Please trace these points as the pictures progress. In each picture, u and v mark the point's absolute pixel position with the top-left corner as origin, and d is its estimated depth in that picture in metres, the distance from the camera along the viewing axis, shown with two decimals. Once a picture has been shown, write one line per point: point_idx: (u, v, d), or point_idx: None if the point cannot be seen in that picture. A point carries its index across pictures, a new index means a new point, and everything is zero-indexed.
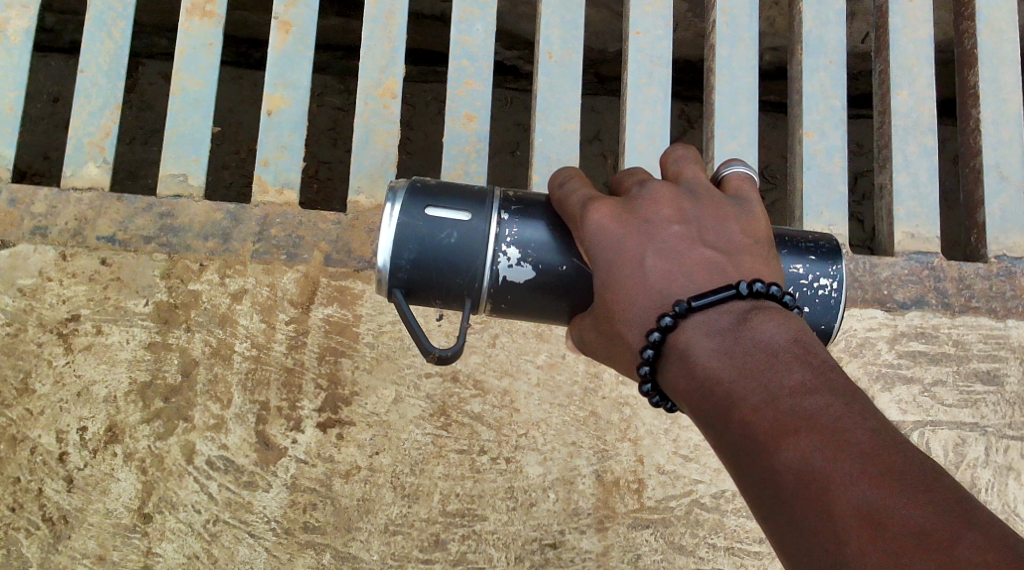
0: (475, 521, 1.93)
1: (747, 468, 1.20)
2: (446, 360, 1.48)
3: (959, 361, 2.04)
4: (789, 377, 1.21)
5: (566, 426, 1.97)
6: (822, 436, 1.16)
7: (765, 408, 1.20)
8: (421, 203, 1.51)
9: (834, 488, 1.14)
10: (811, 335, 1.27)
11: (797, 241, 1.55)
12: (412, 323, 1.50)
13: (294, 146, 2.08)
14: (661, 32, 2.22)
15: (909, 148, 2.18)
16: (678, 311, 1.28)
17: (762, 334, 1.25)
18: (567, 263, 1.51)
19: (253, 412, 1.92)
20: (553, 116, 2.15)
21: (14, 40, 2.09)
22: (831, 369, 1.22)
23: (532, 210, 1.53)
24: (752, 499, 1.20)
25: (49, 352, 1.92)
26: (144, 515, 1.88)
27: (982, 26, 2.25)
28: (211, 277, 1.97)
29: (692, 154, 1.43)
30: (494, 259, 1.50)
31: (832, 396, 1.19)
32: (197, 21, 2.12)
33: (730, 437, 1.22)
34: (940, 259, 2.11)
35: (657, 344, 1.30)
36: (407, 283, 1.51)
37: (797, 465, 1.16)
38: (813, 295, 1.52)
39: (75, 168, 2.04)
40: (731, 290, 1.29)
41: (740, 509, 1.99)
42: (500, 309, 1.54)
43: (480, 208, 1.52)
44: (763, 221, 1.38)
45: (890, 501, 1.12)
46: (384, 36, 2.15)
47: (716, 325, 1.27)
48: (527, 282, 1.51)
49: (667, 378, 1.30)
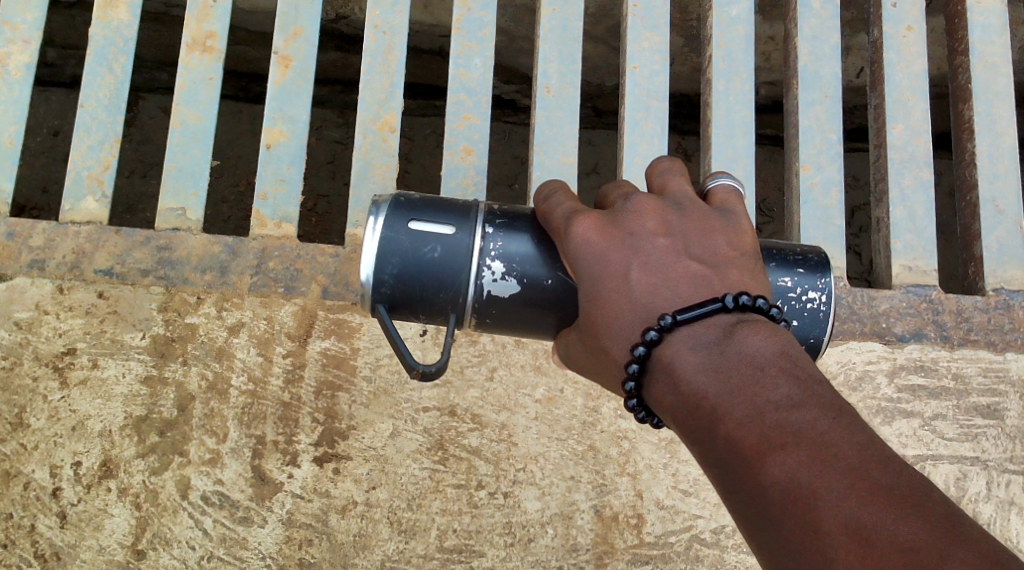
0: (473, 557, 1.91)
1: (734, 485, 1.19)
2: (430, 376, 1.48)
3: (959, 395, 2.03)
4: (775, 391, 1.20)
5: (564, 460, 1.96)
6: (810, 451, 1.15)
7: (752, 422, 1.19)
8: (404, 217, 1.50)
9: (822, 504, 1.13)
10: (798, 348, 1.27)
11: (786, 254, 1.55)
12: (395, 339, 1.49)
13: (292, 180, 2.08)
14: (657, 67, 2.22)
15: (905, 181, 2.18)
16: (663, 325, 1.28)
17: (748, 348, 1.25)
18: (552, 276, 1.51)
19: (249, 446, 1.91)
20: (551, 149, 2.15)
21: (14, 75, 2.10)
22: (819, 383, 1.22)
23: (517, 223, 1.53)
24: (740, 516, 1.19)
25: (44, 386, 1.91)
26: (137, 551, 1.87)
27: (976, 60, 2.26)
28: (208, 310, 1.96)
29: (678, 167, 1.43)
30: (478, 273, 1.50)
31: (818, 410, 1.18)
32: (197, 56, 2.13)
33: (716, 452, 1.21)
34: (938, 292, 2.10)
35: (642, 359, 1.29)
36: (390, 299, 1.50)
37: (783, 480, 1.15)
38: (802, 309, 1.51)
39: (74, 202, 2.04)
40: (717, 303, 1.28)
41: (740, 544, 1.97)
42: (486, 324, 1.54)
43: (465, 222, 1.52)
44: (749, 234, 1.38)
45: (879, 517, 1.11)
46: (383, 71, 2.16)
47: (702, 340, 1.27)
48: (513, 296, 1.51)
49: (653, 394, 1.30)
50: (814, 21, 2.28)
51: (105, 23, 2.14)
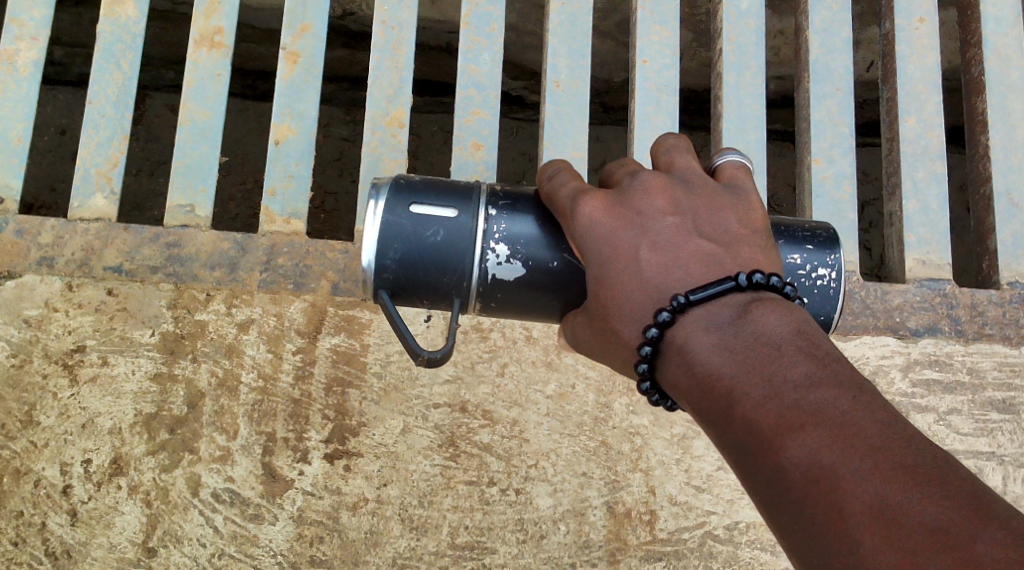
0: (485, 554, 1.90)
1: (753, 467, 1.18)
2: (434, 362, 1.47)
3: (974, 389, 2.02)
4: (792, 371, 1.19)
5: (577, 457, 1.95)
6: (829, 430, 1.14)
7: (769, 403, 1.18)
8: (405, 200, 1.49)
9: (844, 484, 1.12)
10: (814, 326, 1.25)
11: (795, 231, 1.53)
12: (399, 324, 1.48)
13: (302, 176, 2.07)
14: (667, 61, 2.21)
15: (918, 175, 2.17)
16: (676, 305, 1.27)
17: (763, 328, 1.23)
18: (557, 258, 1.50)
19: (259, 443, 1.90)
20: (561, 144, 2.14)
21: (22, 72, 2.09)
22: (837, 361, 1.20)
23: (520, 204, 1.51)
24: (760, 498, 1.18)
25: (54, 383, 1.90)
26: (148, 549, 1.86)
27: (989, 53, 2.24)
28: (217, 307, 1.95)
29: (684, 144, 1.41)
30: (482, 256, 1.49)
31: (837, 389, 1.17)
32: (205, 52, 2.12)
33: (733, 435, 1.20)
34: (952, 286, 2.09)
35: (655, 341, 1.28)
36: (393, 284, 1.49)
37: (804, 461, 1.14)
38: (812, 286, 1.50)
39: (82, 199, 2.03)
40: (729, 282, 1.27)
41: (755, 541, 1.96)
42: (490, 308, 1.53)
43: (467, 205, 1.50)
44: (759, 211, 1.37)
45: (903, 496, 1.09)
46: (391, 66, 2.15)
47: (716, 320, 1.26)
48: (518, 279, 1.50)
49: (667, 377, 1.29)
50: (825, 14, 2.27)
51: (113, 19, 2.13)
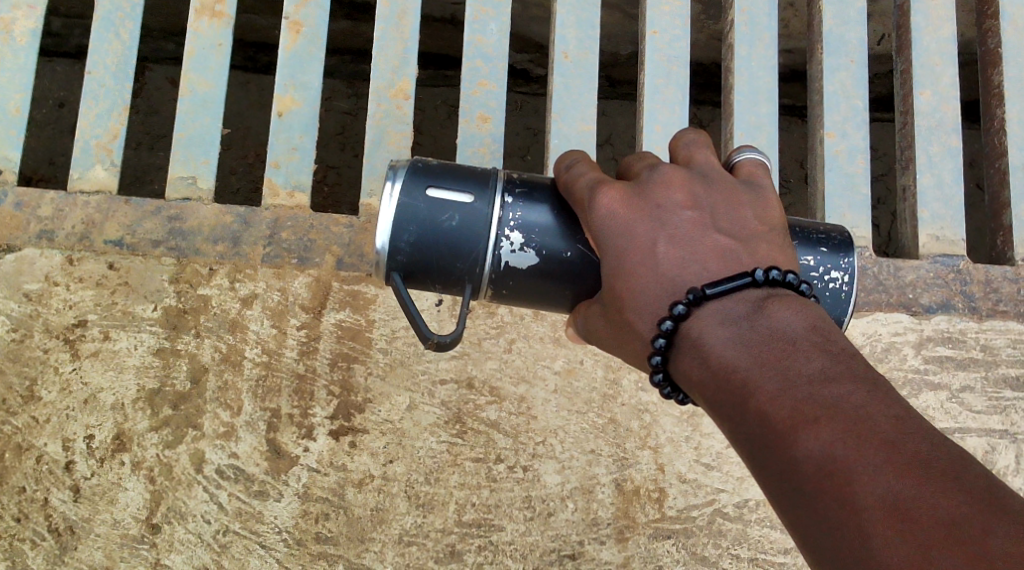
0: (492, 531, 1.88)
1: (767, 460, 1.15)
2: (444, 346, 1.45)
3: (987, 366, 2.00)
4: (807, 365, 1.16)
5: (584, 434, 1.93)
6: (843, 424, 1.11)
7: (783, 397, 1.15)
8: (422, 184, 1.46)
9: (858, 477, 1.09)
10: (829, 323, 1.23)
11: (809, 232, 1.50)
12: (410, 308, 1.45)
13: (305, 148, 2.03)
14: (678, 32, 2.17)
15: (933, 149, 2.13)
16: (691, 299, 1.24)
17: (778, 322, 1.21)
18: (571, 249, 1.47)
19: (264, 419, 1.88)
20: (570, 117, 2.10)
21: (20, 40, 2.05)
22: (852, 357, 1.18)
23: (536, 193, 1.48)
24: (772, 491, 1.15)
25: (55, 358, 1.88)
26: (152, 526, 1.84)
27: (1006, 25, 2.20)
28: (220, 282, 1.92)
29: (703, 139, 1.39)
30: (496, 243, 1.46)
31: (852, 384, 1.14)
32: (206, 22, 2.08)
33: (747, 428, 1.17)
34: (966, 262, 2.06)
35: (669, 333, 1.26)
36: (405, 267, 1.46)
37: (818, 454, 1.12)
38: (824, 288, 1.47)
39: (82, 170, 1.99)
40: (746, 277, 1.25)
41: (764, 519, 1.94)
42: (502, 295, 1.50)
43: (483, 191, 1.47)
44: (776, 208, 1.35)
45: (917, 491, 1.07)
46: (397, 36, 2.11)
47: (731, 314, 1.23)
48: (530, 268, 1.47)
49: (681, 369, 1.26)
50: None
51: None
